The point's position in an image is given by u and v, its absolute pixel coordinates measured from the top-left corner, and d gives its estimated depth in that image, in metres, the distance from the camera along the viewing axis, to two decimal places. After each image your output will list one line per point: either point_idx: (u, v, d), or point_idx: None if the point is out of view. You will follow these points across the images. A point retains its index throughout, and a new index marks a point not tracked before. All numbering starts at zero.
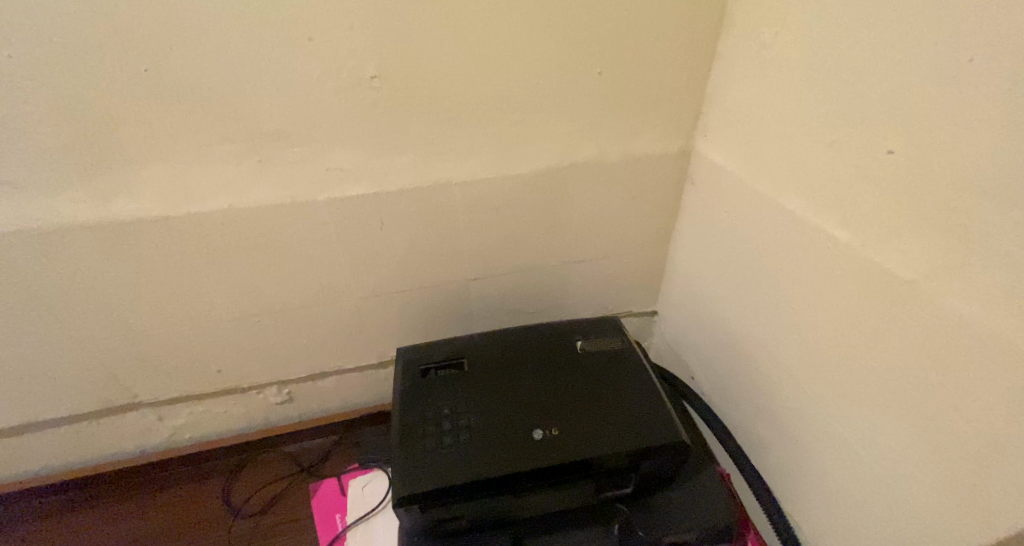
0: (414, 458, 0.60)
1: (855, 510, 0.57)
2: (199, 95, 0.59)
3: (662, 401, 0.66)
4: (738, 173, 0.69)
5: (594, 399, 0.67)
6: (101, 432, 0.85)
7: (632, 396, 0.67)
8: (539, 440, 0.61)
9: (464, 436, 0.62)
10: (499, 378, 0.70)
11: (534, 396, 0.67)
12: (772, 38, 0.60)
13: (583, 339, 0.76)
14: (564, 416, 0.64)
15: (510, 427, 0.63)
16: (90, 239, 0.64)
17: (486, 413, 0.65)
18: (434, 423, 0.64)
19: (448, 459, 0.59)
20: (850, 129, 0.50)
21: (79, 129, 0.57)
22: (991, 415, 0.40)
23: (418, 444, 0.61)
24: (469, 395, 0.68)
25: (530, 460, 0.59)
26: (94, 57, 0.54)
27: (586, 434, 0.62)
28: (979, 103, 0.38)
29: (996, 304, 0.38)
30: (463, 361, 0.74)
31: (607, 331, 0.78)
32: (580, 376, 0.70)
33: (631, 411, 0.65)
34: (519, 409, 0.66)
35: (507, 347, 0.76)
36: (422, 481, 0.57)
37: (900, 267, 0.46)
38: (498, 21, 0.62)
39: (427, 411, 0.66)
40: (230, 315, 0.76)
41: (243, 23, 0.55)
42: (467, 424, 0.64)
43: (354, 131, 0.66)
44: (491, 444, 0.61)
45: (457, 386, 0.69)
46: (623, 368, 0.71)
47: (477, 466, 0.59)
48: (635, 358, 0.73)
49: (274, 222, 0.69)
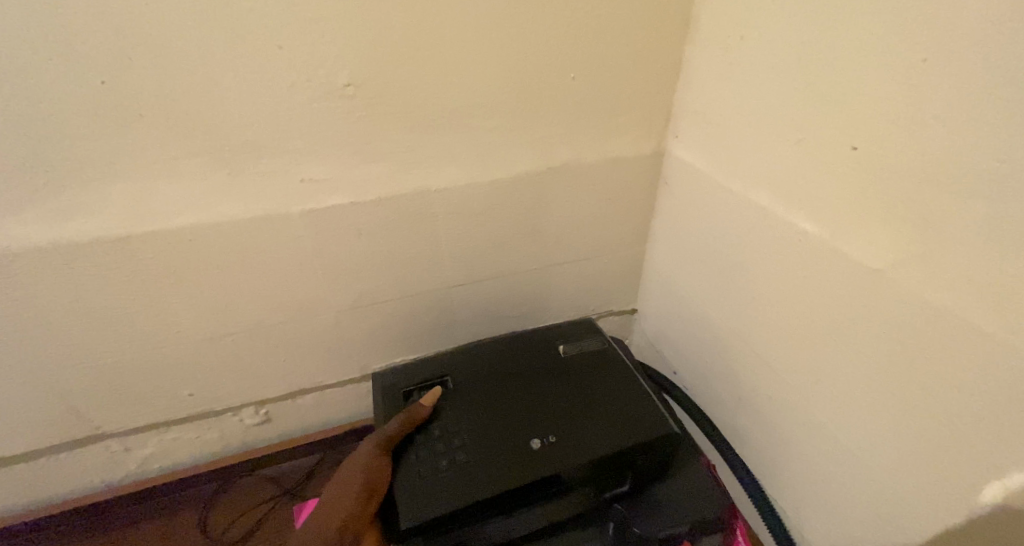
0: (408, 483, 0.57)
1: (842, 503, 0.57)
2: (158, 109, 0.56)
3: (648, 397, 0.67)
4: (709, 171, 0.69)
5: (586, 403, 0.66)
6: (58, 467, 0.79)
7: (622, 395, 0.67)
8: (537, 449, 0.60)
9: (459, 456, 0.60)
10: (486, 393, 0.69)
11: (524, 408, 0.66)
12: (736, 42, 0.60)
13: (565, 342, 0.76)
14: (559, 423, 0.64)
15: (506, 440, 0.62)
16: (45, 263, 0.60)
17: (479, 428, 0.64)
18: (428, 447, 0.62)
19: (447, 482, 0.57)
20: (815, 127, 0.50)
21: (25, 148, 0.54)
22: (967, 399, 0.41)
23: (412, 468, 0.59)
24: (457, 413, 0.66)
25: (532, 471, 0.58)
26: (40, 71, 0.50)
27: (584, 437, 0.62)
28: (934, 100, 0.39)
29: (974, 307, 0.39)
30: (446, 379, 0.71)
31: (586, 332, 0.78)
32: (568, 382, 0.70)
33: (622, 410, 0.65)
34: (512, 419, 0.65)
35: (490, 360, 0.74)
36: (428, 509, 0.54)
37: (867, 256, 0.47)
38: (470, 24, 0.61)
39: (417, 438, 0.63)
40: (201, 334, 0.73)
41: (205, 33, 0.53)
42: (461, 443, 0.61)
43: (324, 142, 0.64)
44: (489, 459, 0.60)
45: (444, 405, 0.67)
46: (608, 367, 0.72)
47: (478, 487, 0.57)
48: (617, 357, 0.74)
49: (244, 238, 0.66)
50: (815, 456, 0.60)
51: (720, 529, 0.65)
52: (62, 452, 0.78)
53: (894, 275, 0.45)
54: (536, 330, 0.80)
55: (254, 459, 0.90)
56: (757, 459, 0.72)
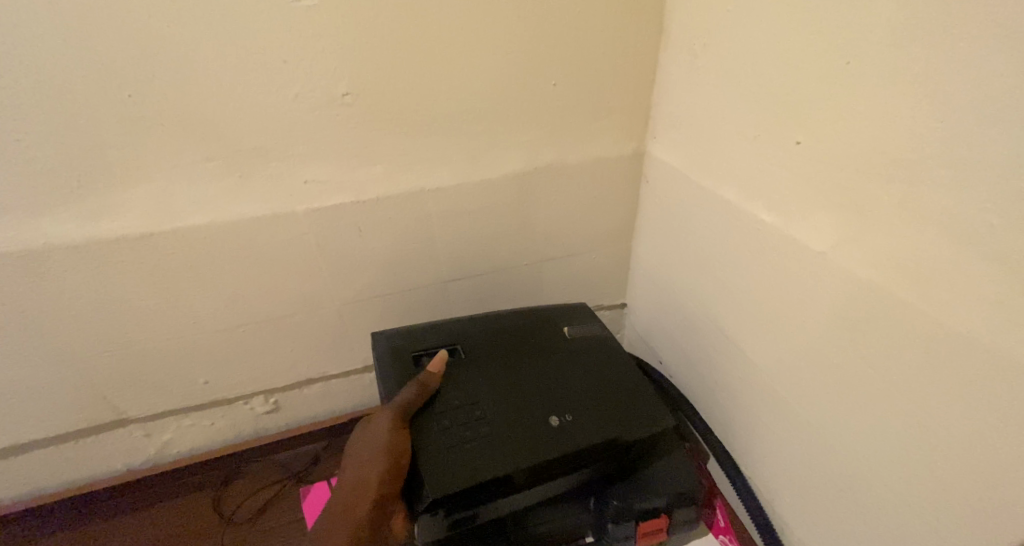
0: (427, 453, 0.56)
1: (805, 475, 0.61)
2: (179, 118, 0.62)
3: (648, 382, 0.70)
4: (683, 169, 0.74)
5: (601, 386, 0.68)
6: (87, 450, 0.86)
7: (625, 378, 0.70)
8: (557, 426, 0.61)
9: (480, 430, 0.60)
10: (500, 365, 0.70)
11: (540, 385, 0.67)
12: (701, 49, 0.65)
13: (570, 324, 0.79)
14: (575, 403, 0.65)
15: (525, 415, 0.62)
16: (78, 258, 0.67)
17: (497, 403, 0.64)
18: (445, 416, 0.61)
19: (470, 454, 0.57)
20: (768, 125, 0.55)
21: (63, 155, 0.60)
22: (902, 365, 0.45)
23: (430, 438, 0.58)
24: (474, 385, 0.66)
25: (552, 446, 0.59)
26: (78, 86, 0.57)
27: (600, 420, 0.63)
28: (862, 97, 0.44)
29: (906, 283, 0.44)
30: (457, 347, 0.73)
31: (588, 317, 0.81)
32: (580, 363, 0.71)
33: (633, 394, 0.67)
34: (528, 394, 0.65)
35: (499, 332, 0.76)
36: (452, 480, 0.54)
37: (814, 241, 0.52)
38: (460, 37, 0.67)
39: (437, 407, 0.63)
40: (215, 325, 0.79)
41: (220, 50, 0.59)
42: (481, 415, 0.62)
43: (327, 147, 0.70)
44: (509, 433, 0.60)
45: (460, 375, 0.67)
46: (611, 349, 0.75)
47: (502, 460, 0.56)
48: (617, 342, 0.77)
49: (255, 235, 0.73)
50: (782, 432, 0.64)
51: (695, 504, 0.70)
52: (90, 436, 0.85)
53: (836, 256, 0.50)
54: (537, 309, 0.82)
55: (263, 447, 0.96)
56: (734, 440, 0.75)
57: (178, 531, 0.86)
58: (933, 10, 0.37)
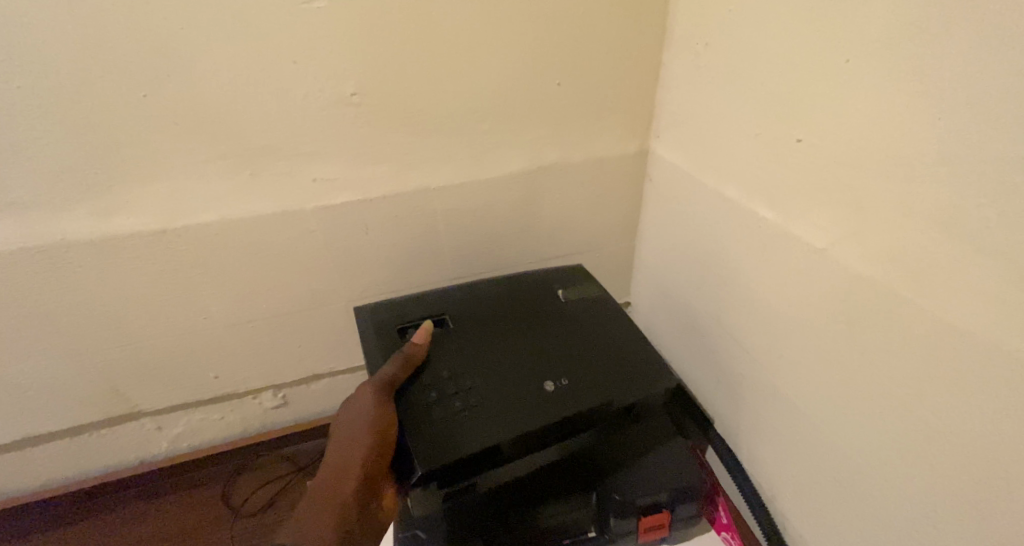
0: (418, 422, 0.56)
1: (806, 470, 0.62)
2: (191, 117, 0.64)
3: (646, 342, 0.70)
4: (686, 167, 0.74)
5: (595, 351, 0.67)
6: (100, 443, 0.88)
7: (617, 343, 0.69)
8: (552, 391, 0.61)
9: (473, 398, 0.59)
10: (490, 335, 0.69)
11: (531, 353, 0.67)
12: (703, 48, 0.66)
13: (563, 290, 0.79)
14: (568, 367, 0.64)
15: (518, 381, 0.62)
16: (94, 253, 0.69)
17: (489, 372, 0.63)
18: (435, 387, 0.60)
19: (465, 422, 0.56)
20: (769, 123, 0.56)
21: (81, 153, 0.62)
22: (901, 361, 0.46)
23: (420, 410, 0.57)
24: (464, 355, 0.66)
25: (548, 409, 0.58)
26: (95, 86, 0.59)
27: (595, 381, 0.63)
28: (861, 94, 0.44)
29: (904, 279, 0.44)
30: (446, 319, 0.73)
31: (580, 283, 0.81)
32: (572, 330, 0.71)
33: (628, 358, 0.67)
34: (520, 362, 0.65)
35: (490, 304, 0.76)
36: (449, 448, 0.53)
37: (815, 237, 0.53)
38: (465, 37, 0.68)
39: (426, 378, 0.62)
40: (225, 320, 0.81)
41: (232, 51, 0.61)
42: (473, 384, 0.61)
43: (334, 146, 0.71)
44: (503, 399, 0.59)
45: (449, 347, 0.67)
46: (602, 314, 0.75)
47: (498, 425, 0.56)
48: (611, 306, 0.76)
49: (265, 232, 0.74)
50: (784, 428, 0.64)
51: (697, 500, 0.70)
52: (103, 429, 0.87)
53: (836, 253, 0.50)
54: (528, 277, 0.82)
55: (270, 441, 0.97)
56: (735, 436, 0.75)
57: (190, 525, 0.89)
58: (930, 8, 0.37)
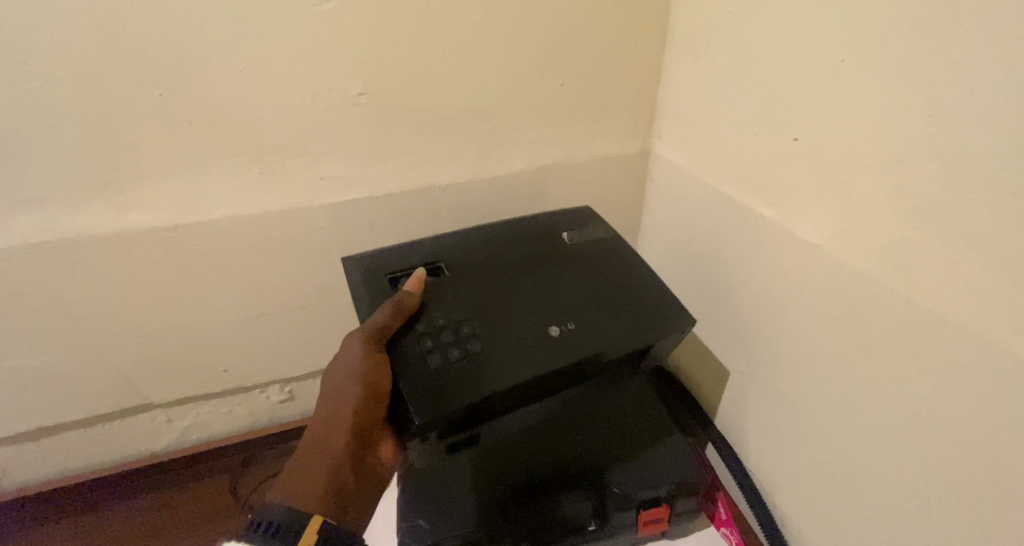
0: (411, 375, 0.50)
1: (803, 464, 0.62)
2: (204, 116, 0.66)
3: (666, 290, 0.64)
4: (686, 166, 0.75)
5: (604, 295, 0.62)
6: (112, 435, 0.91)
7: (628, 287, 0.64)
8: (557, 336, 0.56)
9: (473, 345, 0.54)
10: (488, 279, 0.63)
11: (534, 298, 0.61)
12: (704, 49, 0.67)
13: (569, 231, 0.73)
14: (573, 312, 0.60)
15: (520, 326, 0.57)
16: (109, 249, 0.71)
17: (489, 317, 0.58)
18: (430, 336, 0.54)
19: (464, 372, 0.51)
20: (766, 122, 0.57)
21: (98, 151, 0.64)
22: (894, 355, 0.47)
23: (414, 358, 0.52)
24: (460, 300, 0.60)
25: (555, 356, 0.54)
26: (112, 85, 0.61)
27: (603, 326, 0.58)
28: (855, 92, 0.45)
29: (897, 275, 0.45)
30: (440, 265, 0.66)
31: (590, 223, 0.75)
32: (578, 273, 0.65)
33: (643, 306, 0.62)
34: (522, 307, 0.60)
35: (489, 247, 0.69)
36: (448, 401, 0.48)
37: (810, 234, 0.54)
38: (470, 39, 0.69)
39: (419, 325, 0.56)
40: (234, 315, 0.83)
41: (243, 52, 0.63)
42: (471, 330, 0.56)
43: (342, 145, 0.73)
44: (504, 345, 0.55)
45: (443, 292, 0.60)
46: (613, 257, 0.69)
47: (503, 373, 0.52)
48: (625, 247, 0.70)
49: (274, 228, 0.76)
50: (781, 423, 0.65)
51: (697, 495, 0.71)
52: (114, 421, 0.89)
53: (831, 249, 0.51)
54: (533, 219, 0.76)
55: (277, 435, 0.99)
56: (734, 432, 0.76)
57: (199, 516, 0.90)
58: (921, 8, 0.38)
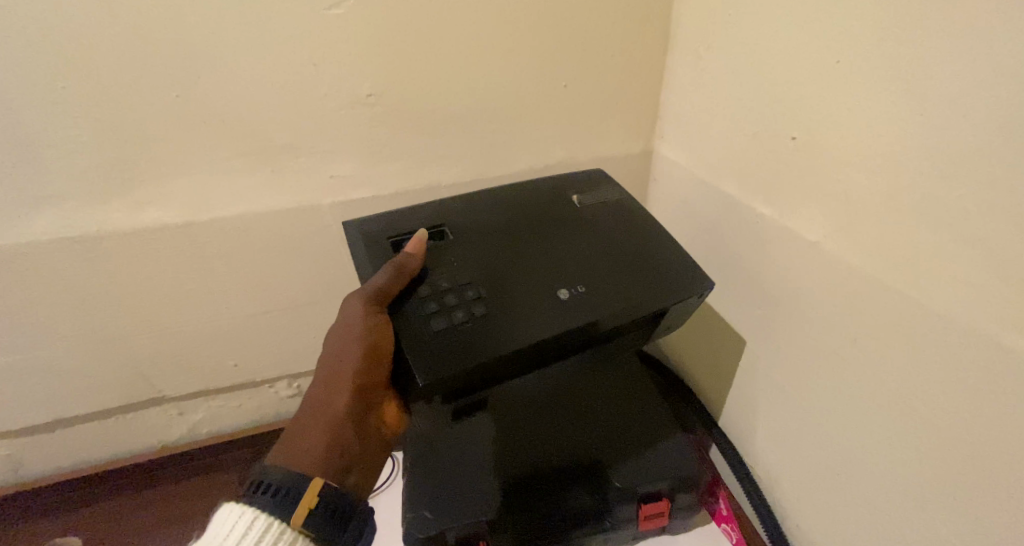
0: (415, 338, 0.50)
1: (802, 459, 0.63)
2: (219, 116, 0.68)
3: (681, 252, 0.63)
4: (688, 165, 0.76)
5: (614, 259, 0.62)
6: (126, 426, 0.93)
7: (639, 250, 0.63)
8: (567, 299, 0.56)
9: (479, 308, 0.53)
10: (494, 244, 0.62)
11: (541, 261, 0.60)
12: (705, 50, 0.68)
13: (579, 194, 0.72)
14: (581, 273, 0.59)
15: (528, 289, 0.56)
16: (126, 244, 0.73)
17: (495, 280, 0.57)
18: (434, 299, 0.54)
19: (471, 335, 0.51)
20: (766, 122, 0.58)
21: (117, 148, 0.67)
22: (889, 349, 0.48)
23: (419, 322, 0.51)
24: (466, 264, 0.58)
25: (564, 319, 0.54)
26: (132, 86, 0.63)
27: (613, 290, 0.57)
28: (852, 92, 0.46)
29: (891, 270, 0.46)
30: (444, 229, 0.64)
31: (602, 186, 0.73)
32: (587, 238, 0.64)
33: (655, 271, 0.61)
34: (529, 270, 0.59)
35: (495, 212, 0.67)
36: (456, 363, 0.48)
37: (808, 230, 0.55)
38: (476, 41, 0.71)
39: (424, 289, 0.54)
40: (245, 310, 0.85)
41: (257, 53, 0.65)
42: (478, 293, 0.55)
43: (351, 145, 0.75)
44: (512, 308, 0.54)
45: (448, 256, 0.59)
46: (623, 222, 0.67)
47: (511, 335, 0.51)
48: (637, 211, 0.69)
49: (284, 225, 0.78)
50: (781, 418, 0.66)
51: (698, 491, 0.71)
52: (127, 413, 0.92)
53: (828, 245, 0.52)
54: (541, 184, 0.74)
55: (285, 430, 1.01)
56: (735, 428, 0.77)
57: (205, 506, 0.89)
58: (913, 10, 0.40)
